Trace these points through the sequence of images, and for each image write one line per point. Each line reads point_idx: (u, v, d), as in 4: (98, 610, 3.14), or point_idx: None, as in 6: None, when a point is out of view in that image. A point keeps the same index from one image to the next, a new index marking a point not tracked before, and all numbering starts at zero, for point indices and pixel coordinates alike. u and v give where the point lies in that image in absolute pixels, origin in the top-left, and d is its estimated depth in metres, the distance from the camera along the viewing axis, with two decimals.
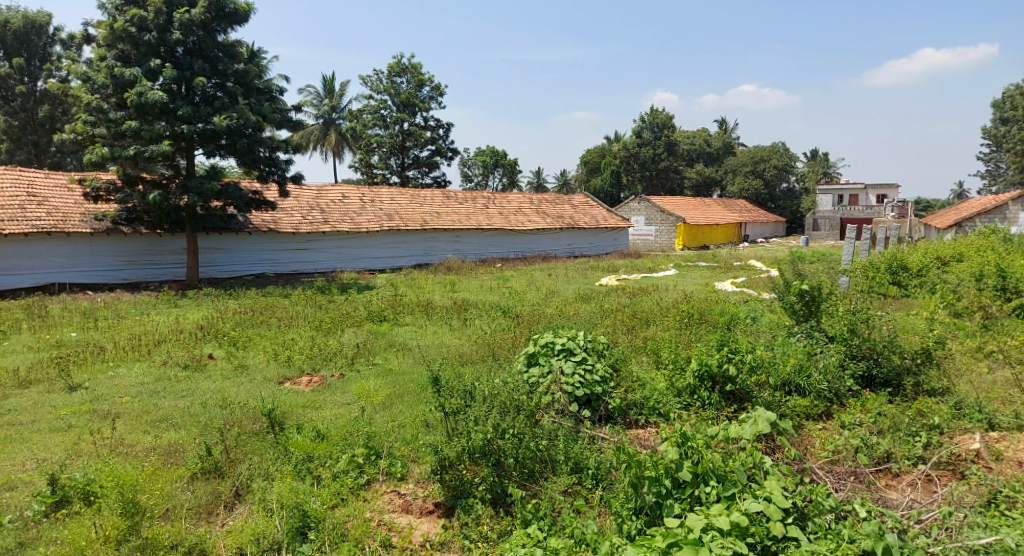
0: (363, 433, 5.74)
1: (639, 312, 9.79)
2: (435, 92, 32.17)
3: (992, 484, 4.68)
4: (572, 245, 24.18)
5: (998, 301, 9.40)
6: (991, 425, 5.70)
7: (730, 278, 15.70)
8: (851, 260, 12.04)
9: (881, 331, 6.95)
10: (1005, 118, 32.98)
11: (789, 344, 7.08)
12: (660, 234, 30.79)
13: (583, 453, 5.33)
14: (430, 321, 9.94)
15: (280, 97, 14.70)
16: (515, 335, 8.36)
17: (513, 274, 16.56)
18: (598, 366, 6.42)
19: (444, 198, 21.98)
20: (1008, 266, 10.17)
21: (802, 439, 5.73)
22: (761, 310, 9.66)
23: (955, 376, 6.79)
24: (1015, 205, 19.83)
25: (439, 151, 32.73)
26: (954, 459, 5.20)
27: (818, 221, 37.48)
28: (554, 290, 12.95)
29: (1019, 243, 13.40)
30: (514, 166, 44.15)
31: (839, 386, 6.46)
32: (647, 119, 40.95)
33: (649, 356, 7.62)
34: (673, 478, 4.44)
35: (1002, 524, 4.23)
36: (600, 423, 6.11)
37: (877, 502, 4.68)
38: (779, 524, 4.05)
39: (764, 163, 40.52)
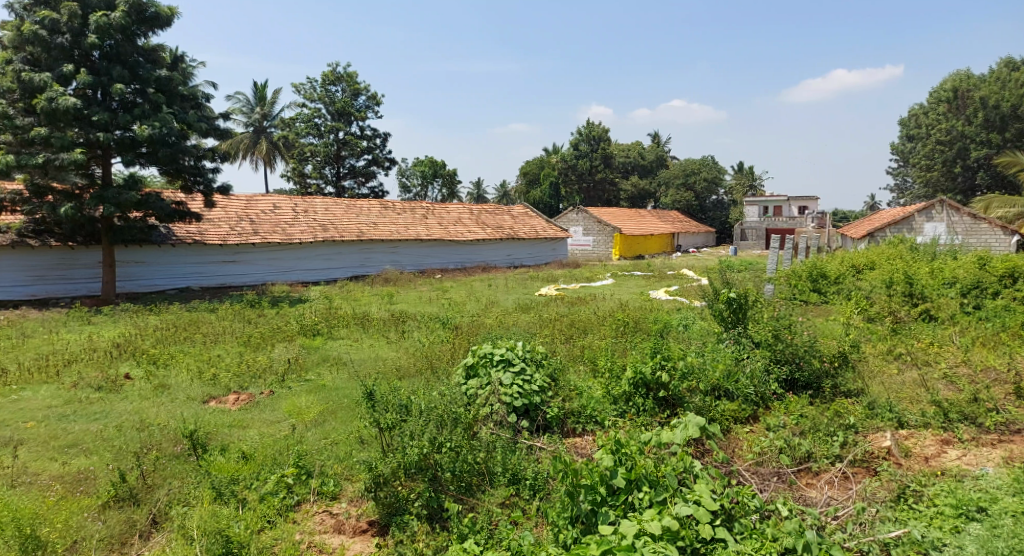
0: (294, 452, 5.57)
1: (576, 322, 9.92)
2: (371, 101, 31.78)
3: (900, 480, 4.97)
4: (511, 256, 24.25)
5: (906, 307, 10.05)
6: (900, 423, 6.08)
7: (663, 286, 16.15)
8: (775, 268, 12.66)
9: (802, 337, 7.30)
10: (911, 135, 35.46)
11: (718, 350, 7.35)
12: (597, 244, 31.37)
13: (521, 464, 5.33)
14: (366, 335, 9.74)
15: (206, 104, 14.16)
16: (453, 347, 8.30)
17: (452, 284, 16.49)
18: (536, 376, 6.44)
19: (381, 209, 21.69)
20: (915, 273, 10.92)
21: (730, 443, 5.93)
22: (693, 318, 9.97)
23: (868, 377, 7.20)
24: (920, 217, 21.21)
25: (375, 160, 32.28)
26: (868, 456, 5.50)
27: (745, 231, 39.10)
28: (494, 300, 12.98)
29: (925, 251, 14.39)
30: (453, 177, 44.11)
31: (765, 390, 6.73)
32: (583, 131, 41.77)
33: (585, 365, 7.73)
34: (607, 486, 4.52)
35: (910, 517, 4.51)
36: (538, 433, 6.14)
37: (798, 500, 4.90)
38: (708, 526, 4.19)
39: (694, 175, 42.03)
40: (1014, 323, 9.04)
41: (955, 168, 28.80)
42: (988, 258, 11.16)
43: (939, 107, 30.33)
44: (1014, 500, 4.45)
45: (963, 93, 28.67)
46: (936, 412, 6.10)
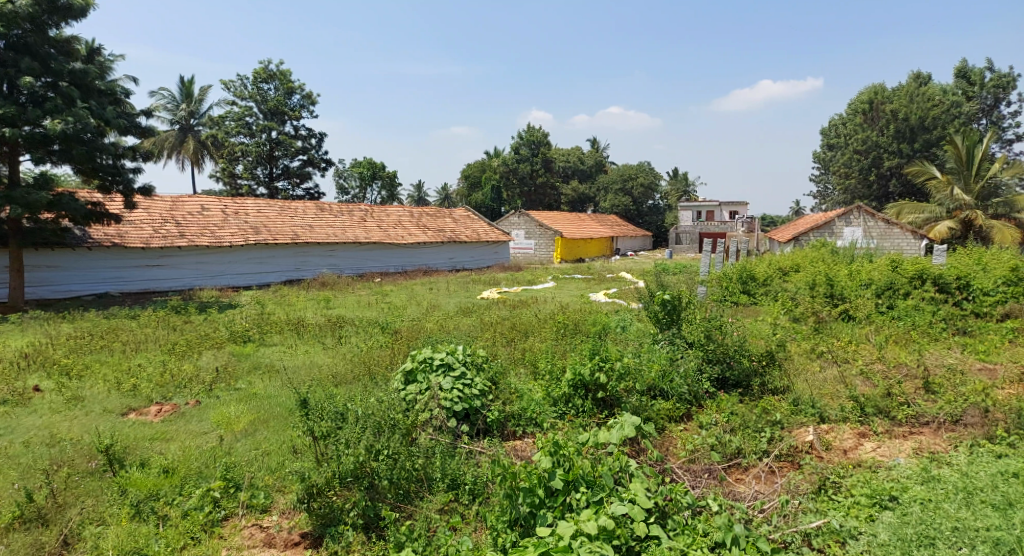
0: (221, 465, 5.35)
1: (517, 325, 9.94)
2: (306, 100, 31.01)
3: (821, 472, 5.21)
4: (452, 259, 24.10)
5: (827, 307, 10.59)
6: (822, 418, 6.39)
7: (602, 289, 16.41)
8: (707, 271, 12.90)
9: (732, 337, 7.56)
10: (830, 145, 37.46)
11: (653, 351, 7.56)
12: (538, 247, 31.62)
13: (460, 469, 5.29)
14: (301, 341, 9.47)
15: (126, 100, 13.45)
16: (392, 352, 8.17)
17: (392, 288, 16.28)
18: (476, 380, 6.40)
19: (317, 211, 21.17)
20: (835, 275, 11.42)
21: (664, 441, 6.08)
22: (631, 319, 10.17)
23: (793, 375, 7.51)
24: (841, 223, 22.43)
25: (311, 161, 31.50)
26: (792, 451, 5.74)
27: (680, 235, 40.24)
28: (435, 304, 12.87)
29: (844, 254, 15.20)
30: (392, 179, 43.56)
31: (698, 389, 6.94)
32: (524, 136, 42.07)
33: (526, 368, 7.75)
34: (545, 488, 4.55)
35: (830, 507, 4.74)
36: (478, 437, 6.11)
37: (728, 495, 5.07)
38: (642, 524, 4.30)
39: (632, 181, 43.01)
40: (922, 322, 9.68)
41: (871, 176, 30.62)
42: (900, 260, 11.74)
43: (855, 118, 32.01)
44: (921, 488, 4.74)
45: (877, 105, 30.55)
46: (854, 407, 6.43)
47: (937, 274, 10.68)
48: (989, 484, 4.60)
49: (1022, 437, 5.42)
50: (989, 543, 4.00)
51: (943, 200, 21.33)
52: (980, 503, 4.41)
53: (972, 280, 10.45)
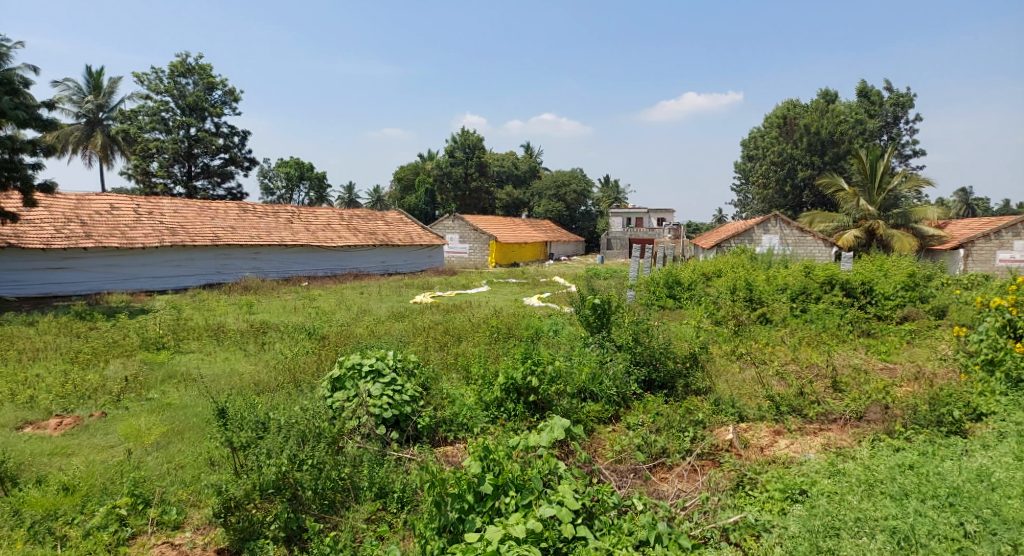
0: (129, 480, 5.05)
1: (450, 329, 9.89)
2: (229, 97, 29.84)
3: (739, 469, 5.43)
4: (384, 262, 23.69)
5: (747, 311, 11.10)
6: (741, 417, 6.67)
7: (535, 293, 16.56)
8: (636, 276, 13.27)
9: (658, 339, 7.80)
10: (750, 157, 39.33)
11: (584, 354, 7.69)
12: (473, 252, 31.60)
13: (389, 476, 5.19)
14: (221, 348, 9.05)
15: (26, 91, 12.53)
16: (319, 358, 7.95)
17: (320, 292, 15.88)
18: (407, 386, 6.29)
19: (239, 212, 20.37)
20: (754, 280, 11.94)
21: (593, 443, 6.18)
22: (563, 323, 10.30)
23: (715, 376, 7.81)
24: (759, 230, 23.05)
25: (233, 160, 30.25)
26: (713, 449, 5.96)
27: (611, 241, 41.15)
28: (366, 309, 12.63)
29: (762, 260, 15.98)
30: (320, 180, 42.48)
31: (626, 391, 7.11)
32: (458, 139, 41.95)
33: (458, 373, 7.70)
34: (475, 493, 4.53)
35: (747, 503, 4.94)
36: (408, 444, 6.02)
37: (651, 494, 5.20)
38: (570, 525, 4.35)
39: (565, 187, 43.63)
40: (832, 325, 10.28)
41: (786, 186, 32.27)
42: (812, 266, 12.40)
43: (772, 132, 33.71)
44: (828, 481, 5.02)
45: (791, 120, 32.46)
46: (770, 406, 6.74)
47: (844, 279, 11.35)
48: (888, 476, 4.91)
49: (917, 431, 5.80)
50: (886, 531, 4.26)
51: (851, 211, 22.90)
52: (881, 494, 4.71)
53: (874, 285, 11.18)
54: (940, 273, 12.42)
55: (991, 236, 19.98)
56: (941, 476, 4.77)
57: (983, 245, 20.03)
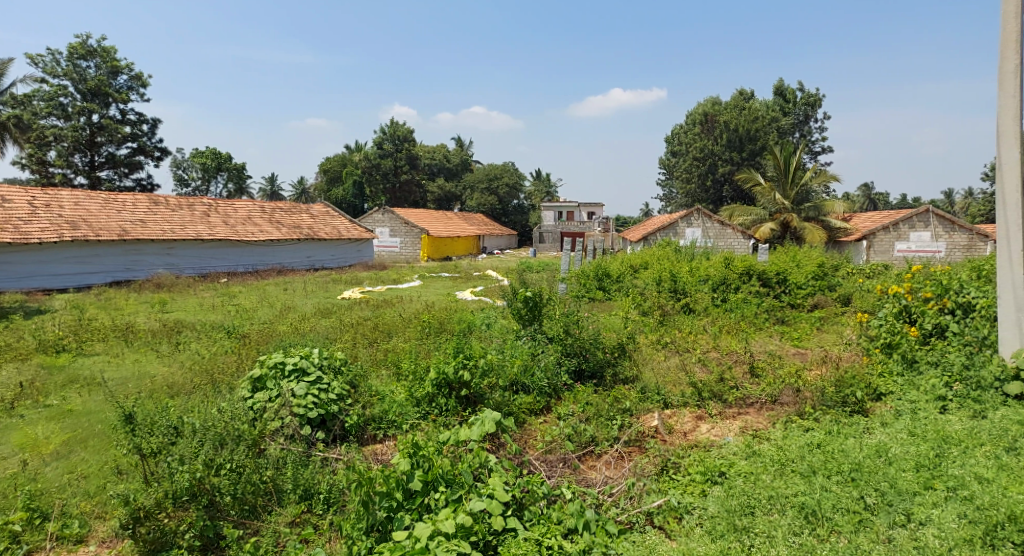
0: (25, 493, 4.70)
1: (380, 325, 9.70)
2: (136, 82, 28.13)
3: (664, 454, 5.60)
4: (310, 257, 23.00)
5: (672, 301, 11.45)
6: (665, 404, 6.88)
7: (468, 287, 16.50)
8: (567, 269, 13.49)
9: (588, 331, 7.93)
10: (674, 152, 40.59)
11: (515, 347, 7.74)
12: (403, 246, 31.14)
13: (314, 478, 5.03)
14: (129, 349, 8.54)
15: None
16: (239, 357, 7.63)
17: (241, 289, 15.26)
18: (333, 384, 6.11)
19: (150, 205, 19.26)
20: (678, 272, 12.32)
21: (524, 435, 6.20)
22: (495, 317, 10.30)
23: (641, 365, 8.04)
24: (683, 223, 23.82)
25: (142, 149, 28.57)
26: (640, 436, 6.12)
27: (543, 234, 41.50)
28: (290, 306, 12.21)
29: (686, 253, 16.52)
30: (240, 171, 40.76)
31: (556, 382, 7.18)
32: (387, 131, 41.23)
33: (388, 369, 7.57)
34: (403, 490, 4.47)
35: (671, 486, 5.10)
36: (334, 444, 5.86)
37: (580, 482, 5.28)
38: (500, 517, 4.37)
39: (497, 181, 43.59)
40: (749, 313, 10.77)
41: (707, 181, 33.49)
42: (731, 257, 12.89)
43: (694, 129, 34.82)
44: (745, 462, 5.26)
45: (711, 117, 33.60)
46: (692, 392, 6.99)
47: (761, 270, 11.89)
48: (798, 455, 5.18)
49: (825, 411, 6.17)
50: (796, 506, 4.50)
51: (767, 205, 24.04)
52: (791, 472, 4.97)
53: (788, 275, 11.80)
54: (847, 263, 13.19)
55: (890, 229, 21.40)
56: (845, 453, 5.09)
57: (884, 236, 21.43)
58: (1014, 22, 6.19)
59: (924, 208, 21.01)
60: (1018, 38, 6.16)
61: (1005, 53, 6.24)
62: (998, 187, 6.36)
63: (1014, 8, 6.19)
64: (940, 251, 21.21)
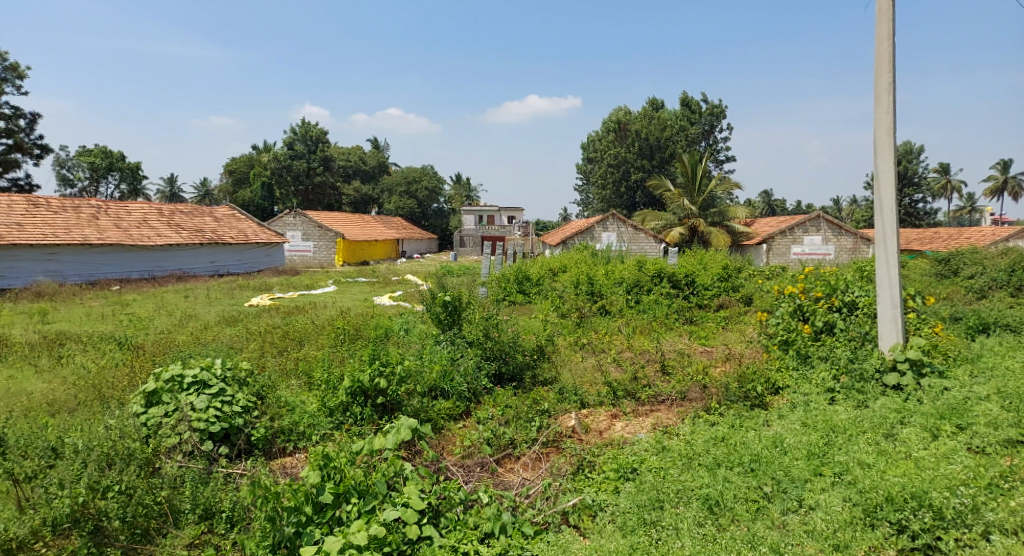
0: None
1: (291, 333, 9.35)
2: (11, 72, 25.85)
3: (579, 453, 5.69)
4: (215, 262, 21.85)
5: (589, 303, 11.72)
6: (582, 404, 7.01)
7: (387, 292, 16.19)
8: (487, 272, 13.47)
9: (507, 334, 7.98)
10: (589, 159, 41.64)
11: (434, 351, 7.65)
12: (317, 250, 30.21)
13: (215, 496, 4.73)
14: (2, 365, 7.79)
15: None
16: (132, 371, 7.13)
17: (136, 297, 14.27)
18: (238, 396, 5.81)
19: (29, 207, 17.75)
20: (594, 274, 12.57)
21: (442, 441, 6.13)
22: (413, 322, 10.15)
23: (560, 366, 8.19)
24: (598, 228, 24.33)
25: (18, 146, 26.25)
26: (557, 436, 6.20)
27: (463, 238, 41.38)
28: (191, 314, 11.54)
29: (602, 256, 16.96)
30: (134, 171, 38.26)
31: (476, 386, 7.17)
32: (299, 131, 39.73)
33: (299, 379, 7.29)
34: (313, 504, 4.33)
35: (586, 485, 5.19)
36: (239, 459, 5.56)
37: (497, 486, 5.28)
38: (415, 526, 4.31)
39: (415, 184, 43.16)
40: (661, 314, 11.18)
41: (621, 187, 34.54)
42: (644, 260, 13.29)
43: (607, 136, 35.79)
44: (655, 458, 5.44)
45: (624, 125, 34.70)
46: (608, 392, 7.16)
47: (671, 272, 12.33)
48: (704, 449, 5.42)
49: (729, 406, 6.48)
50: (700, 498, 4.68)
51: (676, 210, 25.10)
52: (698, 466, 5.18)
53: (696, 277, 12.34)
54: (748, 265, 13.94)
55: (787, 233, 22.82)
56: (746, 445, 5.36)
57: (781, 240, 22.83)
58: (887, 43, 6.74)
59: (816, 214, 22.56)
60: (890, 58, 6.71)
61: (879, 71, 6.78)
62: (875, 194, 6.90)
63: (886, 30, 6.74)
64: (829, 254, 22.84)
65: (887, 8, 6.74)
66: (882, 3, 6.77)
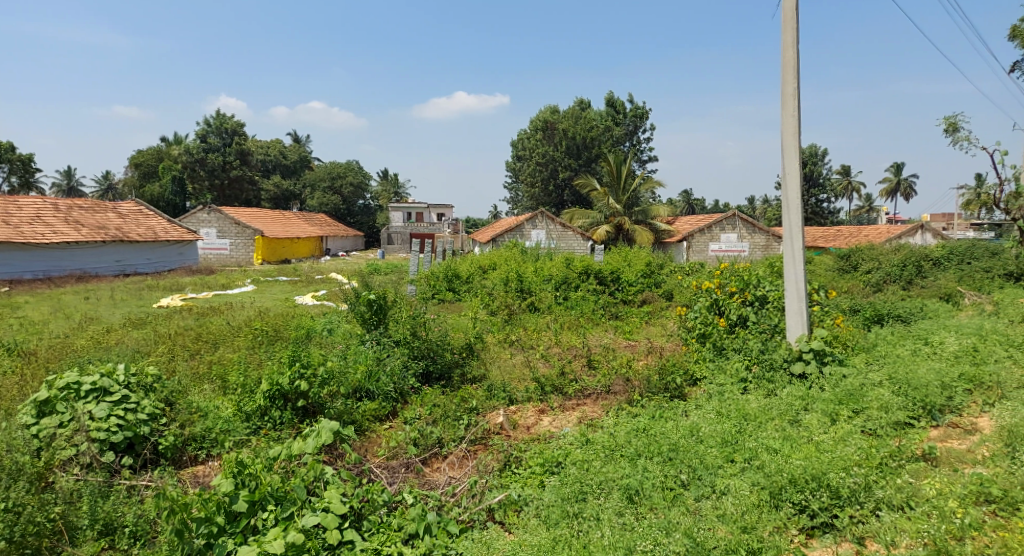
0: None
1: (204, 335, 8.91)
2: None
3: (506, 450, 5.71)
4: (121, 261, 20.57)
5: (517, 300, 11.79)
6: (510, 400, 7.03)
7: (309, 291, 15.71)
8: (415, 270, 13.32)
9: (435, 332, 7.92)
10: (518, 157, 41.87)
11: (359, 352, 7.49)
12: (234, 248, 28.97)
13: (117, 510, 4.46)
14: None
15: None
16: (22, 379, 6.60)
17: (29, 300, 13.23)
18: (144, 403, 5.49)
19: None
20: (523, 271, 12.65)
21: (366, 443, 6.00)
22: (337, 321, 9.89)
23: (489, 363, 8.20)
24: (528, 226, 24.27)
25: None
26: (485, 433, 6.20)
27: (391, 235, 40.70)
28: (92, 317, 10.81)
29: (530, 253, 17.08)
30: (26, 162, 35.50)
31: (403, 386, 7.07)
32: (212, 123, 37.92)
33: (212, 383, 6.95)
34: (226, 513, 4.15)
35: (512, 481, 5.20)
36: (144, 470, 5.25)
37: (422, 486, 5.21)
38: (335, 531, 4.21)
39: (340, 179, 42.15)
40: (587, 310, 11.38)
41: (550, 186, 34.97)
42: (571, 257, 13.50)
43: (535, 135, 36.15)
44: (579, 451, 5.53)
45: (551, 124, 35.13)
46: (536, 387, 7.21)
47: (597, 269, 12.59)
48: (626, 441, 5.55)
49: (650, 398, 6.68)
50: (621, 489, 4.80)
51: (602, 208, 25.68)
52: (620, 457, 5.30)
53: (621, 274, 12.66)
54: (670, 261, 14.40)
55: (705, 230, 23.74)
56: (665, 435, 5.54)
57: (700, 238, 23.73)
58: (791, 50, 7.12)
59: (732, 213, 23.58)
60: (796, 64, 7.08)
61: (786, 77, 7.14)
62: (783, 193, 7.28)
63: (791, 38, 7.12)
64: (744, 251, 23.95)
65: (792, 18, 7.11)
66: (787, 12, 7.13)
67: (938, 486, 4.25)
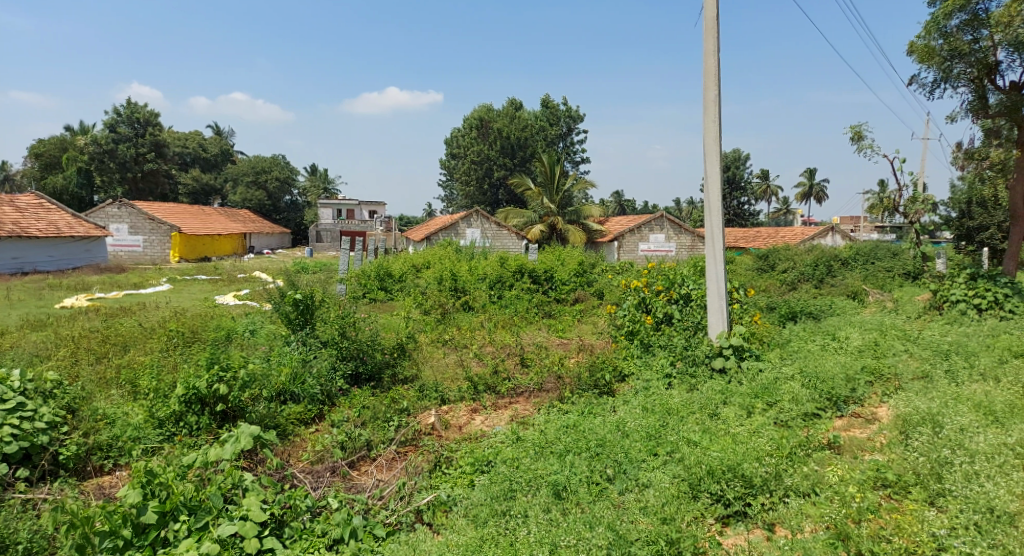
0: None
1: (113, 337, 8.40)
2: None
3: (437, 450, 5.66)
4: (18, 259, 19.12)
5: (451, 299, 11.71)
6: (442, 400, 6.98)
7: (232, 290, 15.08)
8: (345, 269, 13.04)
9: (365, 332, 7.74)
10: (452, 155, 41.67)
11: (284, 353, 7.24)
12: (149, 245, 27.49)
13: (10, 526, 4.13)
14: None
15: None
16: None
17: None
18: (43, 411, 5.13)
19: None
20: (457, 270, 12.57)
21: (290, 448, 5.82)
22: (261, 322, 9.53)
23: (421, 363, 8.12)
24: (463, 223, 24.15)
25: None
26: (415, 434, 6.13)
27: (321, 233, 39.64)
28: None
29: (464, 252, 17.02)
30: None
31: (330, 388, 6.91)
32: (123, 111, 35.30)
33: (121, 389, 6.56)
34: (132, 526, 3.93)
35: (441, 482, 5.16)
36: (41, 483, 4.91)
37: (349, 490, 5.08)
38: (253, 540, 4.04)
39: (265, 174, 40.70)
40: (521, 309, 11.44)
41: (484, 185, 35.00)
42: (505, 256, 13.54)
43: (469, 133, 36.09)
44: (510, 449, 5.53)
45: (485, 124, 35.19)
46: (469, 387, 7.18)
47: (530, 268, 12.66)
48: (555, 437, 5.60)
49: (581, 395, 6.78)
50: (548, 485, 4.84)
51: (536, 208, 25.91)
52: (549, 454, 5.35)
53: (554, 273, 12.80)
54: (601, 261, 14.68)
55: (634, 230, 24.33)
56: (592, 431, 5.63)
57: (630, 238, 24.32)
58: (713, 58, 7.38)
59: (660, 214, 24.26)
60: (717, 71, 7.35)
61: (708, 83, 7.40)
62: (706, 195, 7.53)
63: (712, 46, 7.38)
64: (671, 251, 24.67)
65: (713, 27, 7.37)
66: (709, 21, 7.39)
67: (840, 473, 4.52)
